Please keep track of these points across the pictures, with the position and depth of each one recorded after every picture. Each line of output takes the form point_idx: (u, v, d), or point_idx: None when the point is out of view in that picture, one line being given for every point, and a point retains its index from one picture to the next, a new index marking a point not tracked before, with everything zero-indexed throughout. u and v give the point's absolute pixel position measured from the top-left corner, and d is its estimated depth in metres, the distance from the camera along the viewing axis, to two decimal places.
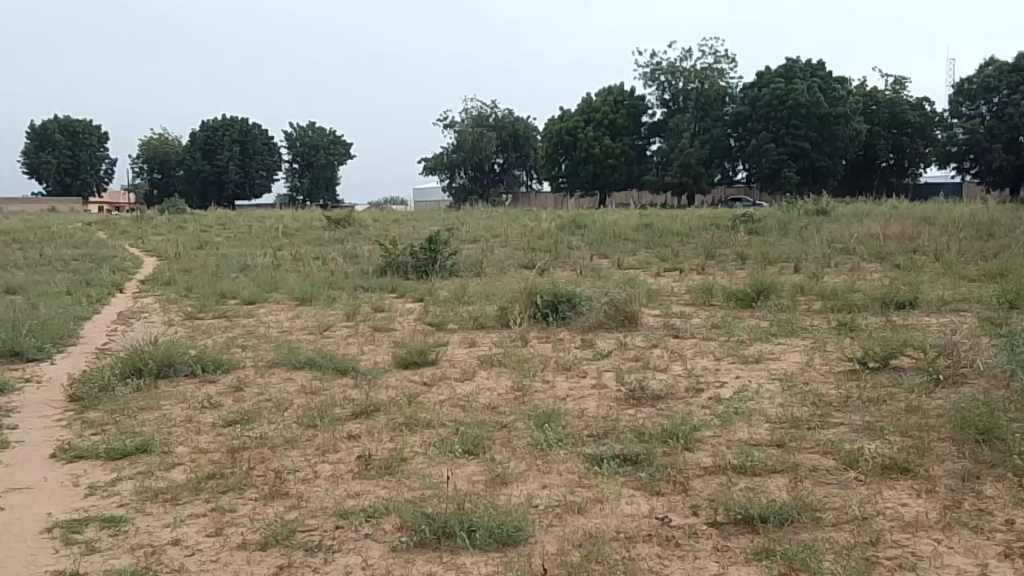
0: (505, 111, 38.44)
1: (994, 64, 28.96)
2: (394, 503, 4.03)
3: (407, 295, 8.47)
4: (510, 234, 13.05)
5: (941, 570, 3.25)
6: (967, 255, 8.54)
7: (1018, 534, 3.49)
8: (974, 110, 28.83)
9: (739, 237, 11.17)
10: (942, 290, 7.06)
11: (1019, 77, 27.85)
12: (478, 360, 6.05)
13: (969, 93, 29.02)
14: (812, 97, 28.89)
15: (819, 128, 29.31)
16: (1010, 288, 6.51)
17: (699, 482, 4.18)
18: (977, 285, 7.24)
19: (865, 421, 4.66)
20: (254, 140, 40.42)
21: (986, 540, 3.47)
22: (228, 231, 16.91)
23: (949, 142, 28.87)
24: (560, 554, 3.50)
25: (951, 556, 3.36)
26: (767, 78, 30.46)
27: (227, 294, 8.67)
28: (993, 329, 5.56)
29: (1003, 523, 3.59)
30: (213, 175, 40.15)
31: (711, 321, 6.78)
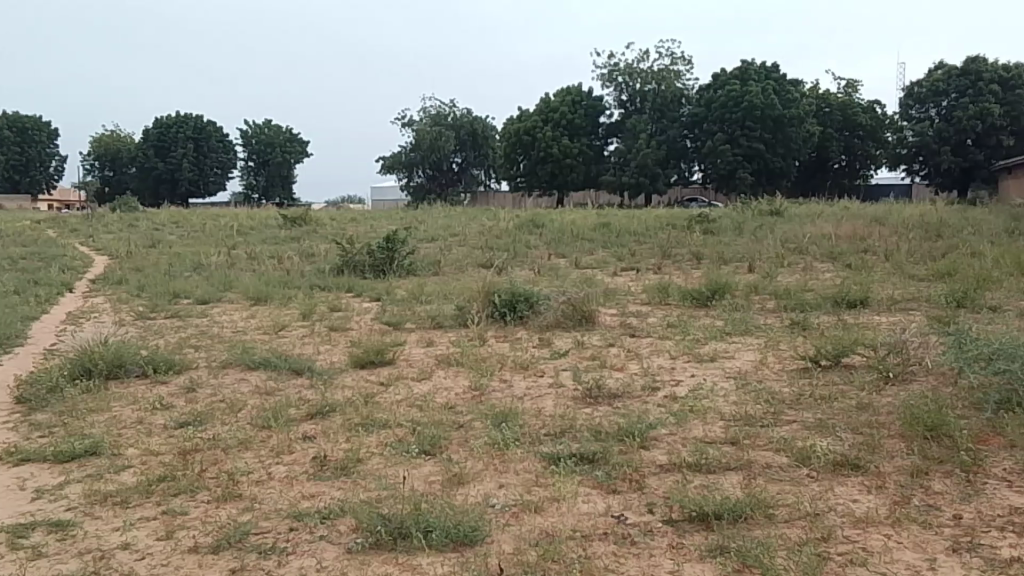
0: (463, 111, 38.64)
1: (943, 67, 29.90)
2: (350, 504, 3.98)
3: (364, 294, 8.39)
4: (468, 234, 13.01)
5: (891, 565, 3.29)
6: (917, 255, 8.71)
7: (964, 529, 3.54)
8: (923, 113, 29.81)
9: (694, 237, 11.26)
10: (892, 289, 7.18)
11: (966, 81, 28.82)
12: (435, 360, 6.01)
13: (919, 96, 29.93)
14: (766, 100, 29.41)
15: (772, 130, 29.88)
16: (959, 288, 6.62)
17: (655, 480, 4.19)
18: (925, 284, 7.37)
19: (817, 418, 4.71)
20: (209, 138, 40.22)
21: (934, 535, 3.51)
22: (181, 229, 16.63)
23: (900, 144, 30.10)
24: (515, 554, 3.48)
25: (900, 551, 3.39)
26: (723, 80, 31.16)
27: (179, 294, 8.52)
28: (941, 328, 5.68)
29: (951, 518, 3.64)
30: (167, 172, 39.82)
31: (667, 320, 6.81)
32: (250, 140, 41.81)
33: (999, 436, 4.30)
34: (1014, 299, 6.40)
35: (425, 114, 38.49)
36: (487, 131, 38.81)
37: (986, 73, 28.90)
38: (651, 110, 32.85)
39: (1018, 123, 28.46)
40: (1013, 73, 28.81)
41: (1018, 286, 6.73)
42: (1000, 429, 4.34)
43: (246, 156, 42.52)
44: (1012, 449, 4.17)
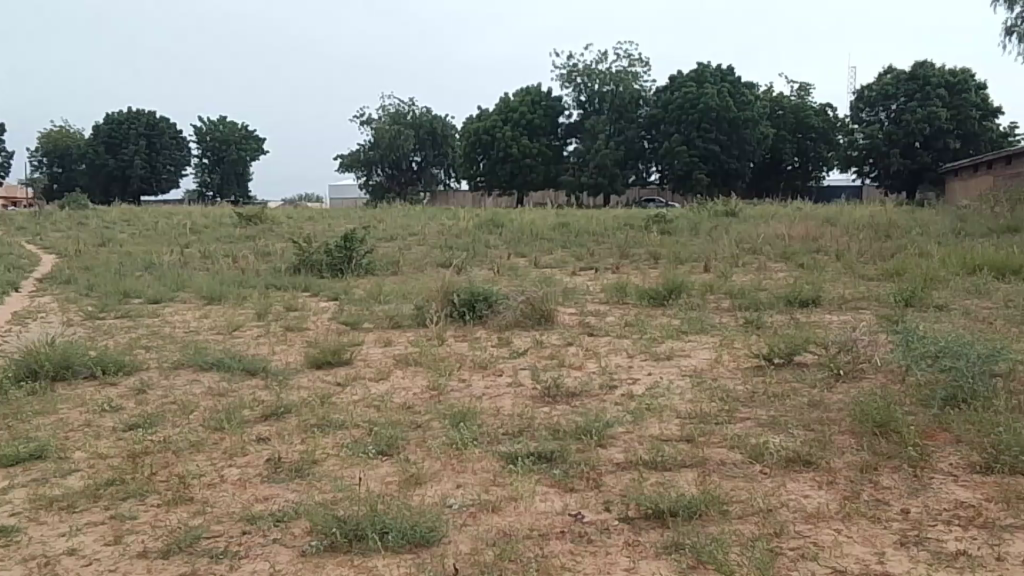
0: (423, 109, 38.90)
1: (892, 72, 30.97)
2: (305, 506, 3.93)
3: (322, 294, 8.30)
4: (427, 233, 12.99)
5: (840, 559, 3.35)
6: (867, 255, 8.92)
7: (912, 523, 3.62)
8: (873, 116, 30.68)
9: (652, 237, 11.38)
10: (843, 288, 7.35)
11: (914, 86, 29.82)
12: (393, 360, 5.97)
13: (869, 100, 30.92)
14: (721, 102, 30.35)
15: (727, 132, 30.72)
16: (907, 287, 6.77)
17: (612, 478, 4.22)
18: (875, 283, 7.54)
19: (770, 415, 4.79)
20: (162, 134, 39.64)
21: (883, 530, 3.58)
22: (133, 227, 16.32)
23: (851, 146, 30.68)
24: (472, 554, 3.47)
25: (851, 545, 3.46)
26: (679, 81, 31.95)
27: (130, 293, 8.32)
28: (890, 326, 5.83)
29: (899, 513, 3.72)
30: (117, 169, 39.00)
31: (625, 319, 6.87)
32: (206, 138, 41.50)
33: (944, 432, 4.42)
34: (960, 297, 6.61)
35: (382, 113, 38.93)
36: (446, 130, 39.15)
37: (934, 77, 29.96)
38: (610, 111, 33.21)
39: (964, 127, 29.41)
40: (959, 79, 29.90)
41: (962, 285, 6.96)
42: (945, 425, 4.46)
43: (201, 154, 41.96)
44: (957, 445, 4.29)
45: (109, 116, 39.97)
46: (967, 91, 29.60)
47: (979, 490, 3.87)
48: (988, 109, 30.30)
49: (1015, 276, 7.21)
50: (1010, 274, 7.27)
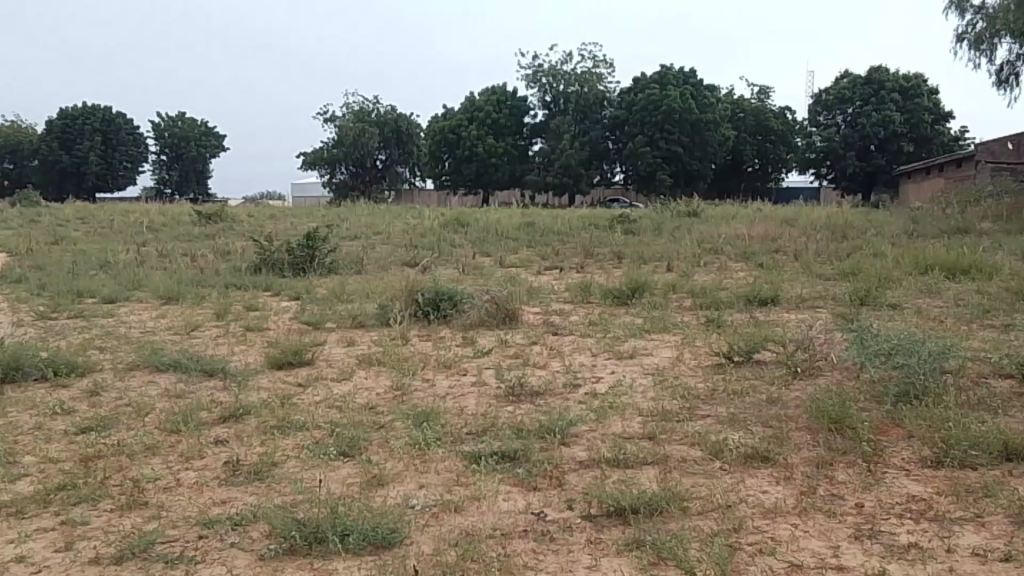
0: (388, 107, 38.79)
1: (850, 77, 32.82)
2: (264, 509, 3.87)
3: (283, 293, 8.19)
4: (392, 232, 12.94)
5: (797, 553, 3.41)
6: (823, 255, 9.12)
7: (866, 517, 3.71)
8: (830, 120, 32.53)
9: (616, 237, 11.44)
10: (802, 287, 7.50)
11: (870, 90, 31.68)
12: (356, 360, 5.91)
13: (827, 103, 32.80)
14: (683, 104, 31.15)
15: (690, 133, 31.54)
16: (862, 287, 6.95)
17: (574, 476, 4.24)
18: (832, 283, 7.70)
19: (729, 413, 4.85)
20: (118, 130, 38.84)
21: (838, 524, 3.66)
22: (87, 224, 15.90)
23: (809, 150, 32.60)
24: (434, 555, 3.45)
25: (807, 539, 3.53)
26: (642, 83, 32.64)
27: (83, 292, 8.11)
28: (845, 325, 5.98)
29: (853, 507, 3.81)
30: (72, 166, 38.11)
31: (589, 318, 6.91)
32: (164, 134, 40.86)
33: (897, 427, 4.53)
34: (912, 296, 6.83)
35: (347, 110, 38.38)
36: (411, 129, 39.21)
37: (888, 82, 31.76)
38: (575, 112, 33.69)
39: (916, 131, 31.04)
40: (912, 84, 31.46)
41: (915, 284, 7.18)
42: (898, 420, 4.58)
43: (159, 150, 41.25)
44: (909, 440, 4.41)
45: (63, 111, 39.00)
46: (919, 96, 31.21)
47: (929, 483, 3.98)
48: (938, 114, 32.14)
49: (964, 276, 7.45)
50: (959, 273, 7.51)
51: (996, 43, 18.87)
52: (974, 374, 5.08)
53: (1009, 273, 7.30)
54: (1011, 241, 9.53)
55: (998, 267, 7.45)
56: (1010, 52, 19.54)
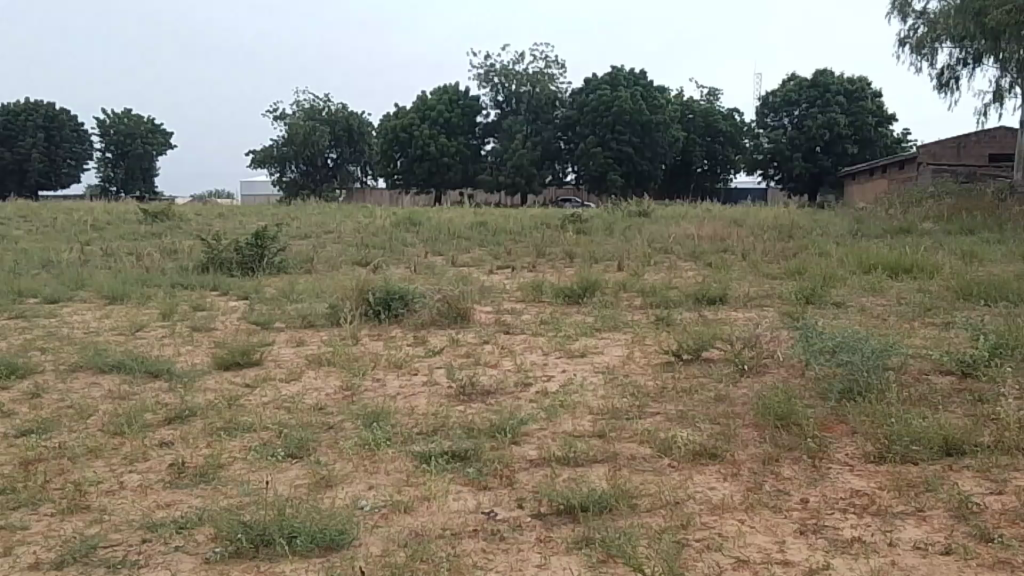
0: (338, 106, 38.89)
1: (796, 79, 34.99)
2: (209, 512, 3.81)
3: (231, 292, 8.10)
4: (343, 231, 12.87)
5: (742, 549, 3.45)
6: (770, 254, 9.25)
7: (811, 511, 3.77)
8: (778, 122, 34.77)
9: (568, 237, 11.47)
10: (749, 287, 7.59)
11: (814, 93, 33.81)
12: (306, 360, 5.86)
13: (774, 106, 35.02)
14: (633, 105, 32.38)
15: (641, 134, 32.80)
16: (807, 287, 7.10)
17: (525, 475, 4.24)
18: (778, 282, 7.78)
19: (678, 410, 4.91)
20: (62, 127, 38.31)
21: (784, 519, 3.71)
22: (27, 223, 15.54)
23: (757, 151, 34.89)
24: (383, 556, 3.42)
25: (753, 535, 3.57)
26: (595, 84, 33.81)
27: (23, 292, 7.93)
28: (790, 323, 6.09)
29: (799, 502, 3.87)
30: (14, 164, 37.47)
31: (540, 316, 6.94)
32: (109, 131, 40.45)
33: (841, 423, 4.60)
34: (855, 294, 6.96)
35: (296, 109, 38.29)
36: (364, 127, 39.47)
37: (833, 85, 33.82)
38: (527, 111, 34.95)
39: (861, 133, 33.05)
40: (856, 87, 33.59)
41: (858, 283, 7.31)
42: (842, 416, 4.66)
43: (103, 147, 40.97)
44: (853, 436, 4.49)
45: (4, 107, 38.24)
46: (863, 99, 33.25)
47: (872, 478, 4.05)
48: (884, 117, 33.94)
49: (906, 275, 7.61)
50: (902, 272, 7.67)
51: (937, 46, 20.37)
52: (916, 371, 5.19)
53: (948, 272, 7.50)
54: (950, 240, 9.84)
55: (938, 267, 7.66)
56: (951, 56, 20.72)
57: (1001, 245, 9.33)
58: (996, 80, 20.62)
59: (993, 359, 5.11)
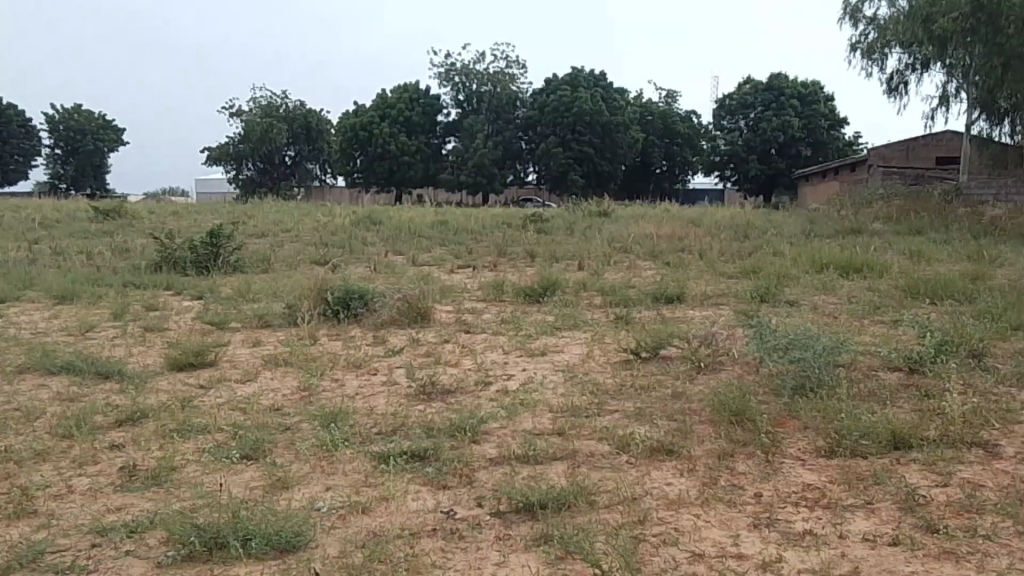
0: (296, 103, 38.64)
1: (751, 82, 35.88)
2: (162, 514, 3.73)
3: (185, 292, 7.95)
4: (303, 229, 12.73)
5: (697, 543, 3.51)
6: (727, 254, 9.40)
7: (764, 505, 3.85)
8: (734, 124, 35.38)
9: (528, 236, 11.54)
10: (706, 285, 7.72)
11: (768, 96, 34.60)
12: (262, 360, 5.79)
13: (729, 108, 35.68)
14: (593, 106, 32.94)
15: (601, 135, 33.36)
16: (762, 285, 7.26)
17: (484, 473, 4.24)
18: (734, 282, 7.90)
19: (636, 407, 4.97)
20: (8, 122, 37.04)
21: (738, 513, 3.79)
22: None
23: (714, 152, 35.41)
24: (340, 557, 3.40)
25: (708, 529, 3.63)
26: (554, 84, 34.33)
27: None
28: (745, 321, 6.21)
29: (752, 496, 3.95)
30: None
31: (501, 316, 6.96)
32: (58, 127, 39.33)
33: (794, 419, 4.71)
34: (808, 293, 7.12)
35: (254, 106, 37.95)
36: (321, 124, 39.32)
37: (786, 88, 34.78)
38: (487, 111, 35.15)
39: (814, 135, 33.99)
40: (809, 90, 34.63)
41: (811, 282, 7.47)
42: (795, 412, 4.76)
43: (51, 143, 39.85)
44: (805, 431, 4.59)
45: None
46: (816, 102, 34.25)
47: (824, 472, 4.16)
48: (836, 120, 35.13)
49: (856, 274, 7.82)
50: (853, 271, 7.87)
51: (885, 53, 21.14)
52: (865, 367, 5.34)
53: (896, 271, 7.73)
54: (899, 240, 10.14)
55: (887, 266, 7.88)
56: (899, 61, 21.46)
57: (946, 246, 9.65)
58: (942, 85, 21.41)
59: (939, 356, 5.29)
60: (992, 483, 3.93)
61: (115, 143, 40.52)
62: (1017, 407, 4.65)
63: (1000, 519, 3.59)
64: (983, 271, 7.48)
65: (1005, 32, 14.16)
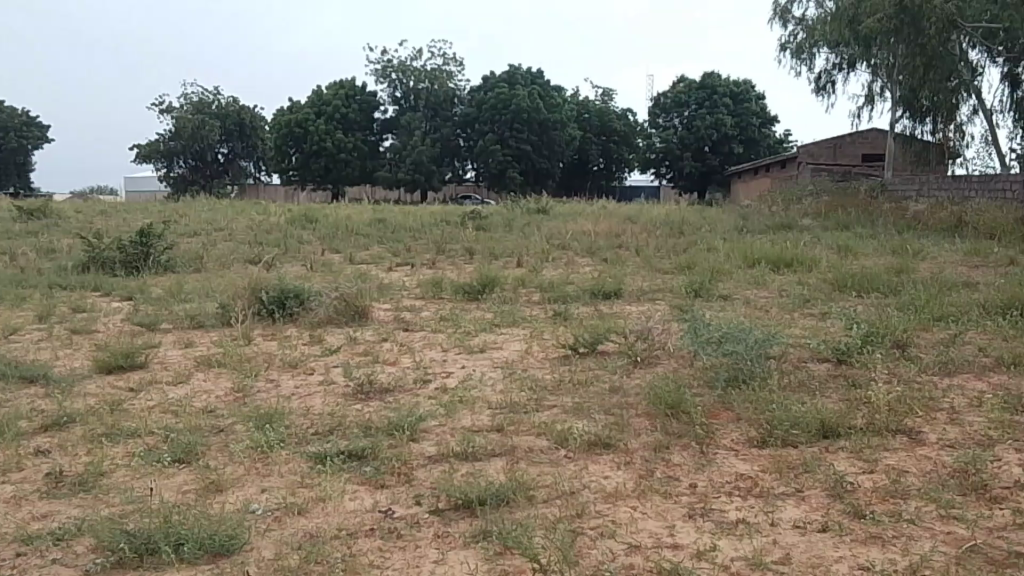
0: (229, 99, 38.67)
1: (686, 81, 37.06)
2: (90, 521, 3.64)
3: (114, 293, 7.76)
4: (237, 228, 12.56)
5: (634, 534, 3.56)
6: (663, 250, 9.58)
7: (699, 496, 3.93)
8: (669, 122, 36.52)
9: (467, 233, 11.60)
10: (642, 281, 7.85)
11: (702, 95, 35.81)
12: (194, 361, 5.70)
13: (664, 106, 36.85)
14: (531, 105, 33.66)
15: (539, 132, 34.08)
16: (696, 280, 7.40)
17: (423, 472, 4.24)
18: (670, 277, 8.05)
19: (574, 402, 5.02)
20: None
21: (674, 504, 3.86)
22: None
23: (651, 150, 36.51)
24: (276, 560, 3.36)
25: (645, 521, 3.69)
26: (492, 81, 34.98)
27: None
28: (680, 315, 6.35)
29: (687, 487, 4.03)
30: None
31: (439, 313, 6.97)
32: None
33: (727, 410, 4.81)
34: (741, 287, 7.28)
35: (185, 102, 37.94)
36: (255, 122, 39.33)
37: (720, 87, 35.83)
38: (425, 108, 35.66)
39: (746, 133, 35.28)
40: (741, 89, 35.84)
41: (744, 277, 7.64)
42: (727, 403, 4.88)
43: None
44: (737, 422, 4.70)
45: None
46: (748, 101, 35.53)
47: (756, 462, 4.26)
48: (765, 119, 36.55)
49: (786, 268, 8.04)
50: (784, 266, 8.09)
51: (814, 52, 22.24)
52: (796, 359, 5.50)
53: (824, 265, 7.98)
54: (826, 234, 10.49)
55: (814, 260, 8.15)
56: (829, 61, 22.35)
57: (872, 240, 9.99)
58: (869, 84, 22.08)
59: (865, 347, 5.48)
60: (915, 468, 4.06)
61: (40, 141, 39.47)
62: (938, 395, 4.83)
63: (923, 503, 3.72)
64: (907, 264, 7.76)
65: (927, 33, 14.88)
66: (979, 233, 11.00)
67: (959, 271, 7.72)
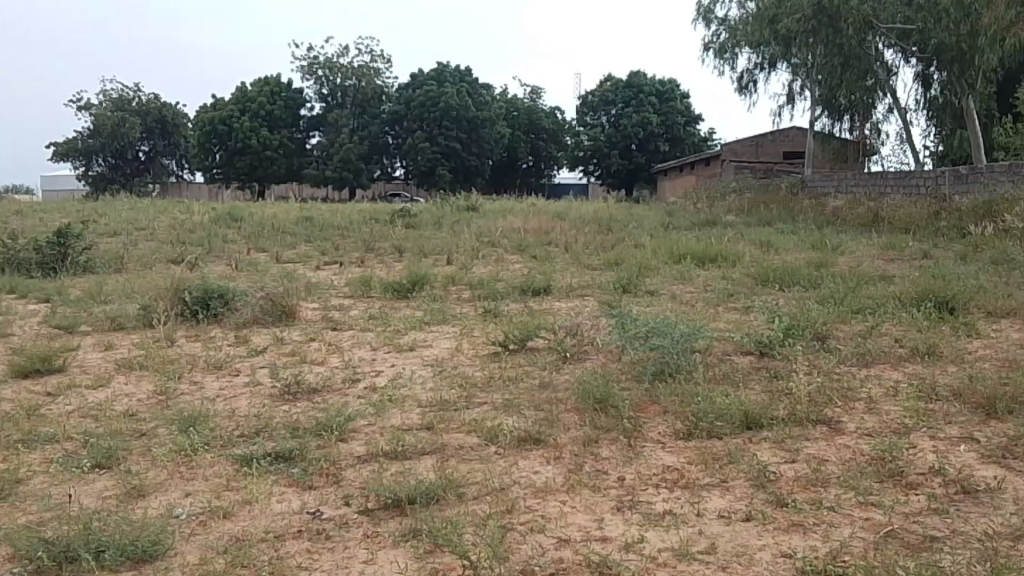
0: (150, 96, 38.24)
1: (614, 81, 38.14)
2: (5, 530, 3.54)
3: (29, 295, 7.59)
4: (157, 227, 12.32)
5: (563, 529, 3.58)
6: (591, 246, 9.74)
7: (627, 488, 3.98)
8: (596, 120, 37.46)
9: (396, 232, 11.63)
10: (570, 277, 7.94)
11: (629, 93, 36.80)
12: (116, 364, 5.59)
13: (593, 105, 37.86)
14: (460, 101, 34.16)
15: (467, 130, 34.53)
16: (622, 277, 7.51)
17: (352, 472, 4.21)
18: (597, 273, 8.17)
19: (505, 399, 5.06)
20: None
21: (602, 497, 3.90)
22: None
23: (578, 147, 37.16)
24: (200, 564, 3.30)
25: (574, 515, 3.72)
26: (419, 80, 35.13)
27: None
28: (608, 312, 6.44)
29: (615, 480, 4.08)
30: None
31: (369, 312, 6.95)
32: None
33: (654, 404, 4.91)
34: (666, 283, 7.42)
35: (105, 100, 37.34)
36: (177, 119, 38.94)
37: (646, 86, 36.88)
38: (352, 105, 35.59)
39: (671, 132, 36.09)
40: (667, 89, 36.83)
41: (667, 274, 7.75)
42: (655, 397, 4.97)
43: None
44: (665, 415, 4.79)
45: None
46: (672, 100, 36.50)
47: (681, 454, 4.33)
48: (690, 118, 37.38)
49: (712, 264, 8.21)
50: (709, 262, 8.27)
51: (735, 52, 22.87)
52: (720, 352, 5.63)
53: (746, 260, 8.19)
54: (751, 232, 10.64)
55: (736, 256, 8.36)
56: (750, 61, 22.96)
57: (794, 235, 10.28)
58: (789, 83, 22.66)
59: (787, 339, 5.64)
60: (835, 457, 4.17)
61: None
62: (857, 385, 4.99)
63: (843, 491, 3.81)
64: (825, 259, 8.00)
65: None
66: (895, 225, 11.47)
67: (875, 265, 7.98)
